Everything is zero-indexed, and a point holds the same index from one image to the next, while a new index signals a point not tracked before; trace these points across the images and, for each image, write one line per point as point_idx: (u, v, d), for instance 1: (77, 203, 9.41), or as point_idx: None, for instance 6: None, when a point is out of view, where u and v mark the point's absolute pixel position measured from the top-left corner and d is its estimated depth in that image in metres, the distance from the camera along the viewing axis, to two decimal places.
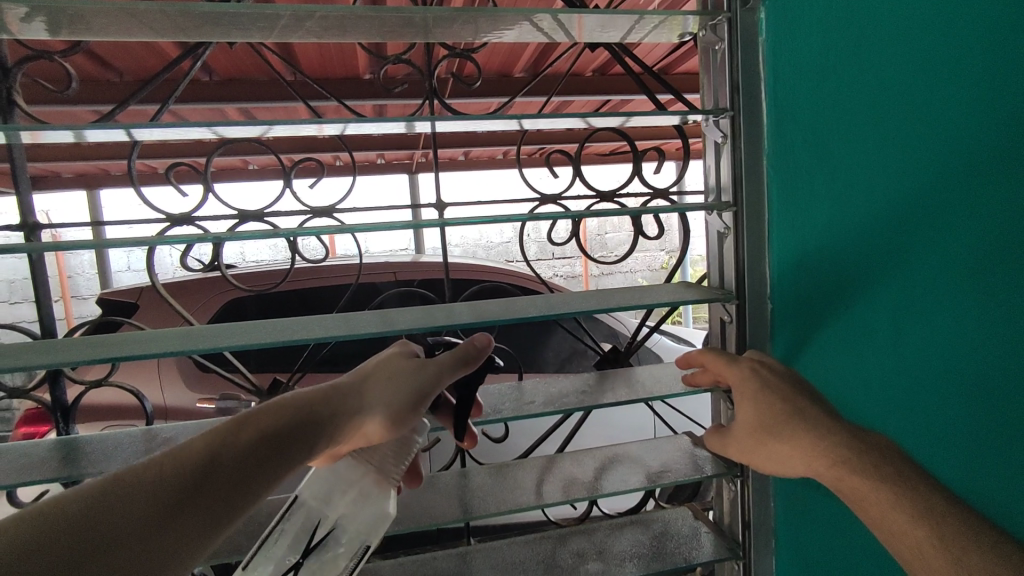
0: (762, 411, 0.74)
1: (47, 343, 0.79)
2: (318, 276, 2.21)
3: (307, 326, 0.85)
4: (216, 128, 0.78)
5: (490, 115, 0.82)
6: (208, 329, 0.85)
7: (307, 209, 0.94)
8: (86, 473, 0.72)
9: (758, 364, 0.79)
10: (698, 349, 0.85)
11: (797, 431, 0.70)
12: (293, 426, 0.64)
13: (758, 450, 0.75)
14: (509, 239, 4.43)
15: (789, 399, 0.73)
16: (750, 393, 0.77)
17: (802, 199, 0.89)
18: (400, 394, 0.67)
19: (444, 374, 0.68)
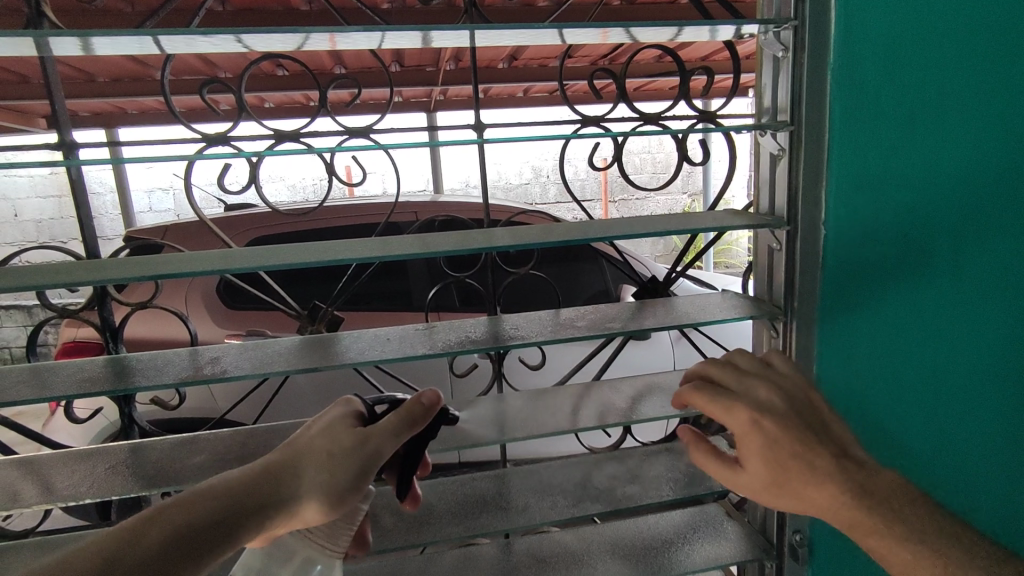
0: (771, 464, 0.70)
1: (93, 263, 0.80)
2: (345, 213, 2.19)
3: (347, 248, 0.84)
4: (244, 36, 0.75)
5: (531, 24, 0.77)
6: (248, 251, 0.85)
7: (343, 128, 0.90)
8: (138, 387, 0.75)
9: (760, 411, 0.73)
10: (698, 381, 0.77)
11: (807, 485, 0.68)
12: (223, 521, 0.59)
13: (768, 498, 0.72)
14: (529, 180, 4.33)
15: (797, 457, 0.69)
16: (755, 447, 0.72)
17: (847, 169, 0.85)
18: (341, 470, 0.67)
19: (388, 444, 0.68)
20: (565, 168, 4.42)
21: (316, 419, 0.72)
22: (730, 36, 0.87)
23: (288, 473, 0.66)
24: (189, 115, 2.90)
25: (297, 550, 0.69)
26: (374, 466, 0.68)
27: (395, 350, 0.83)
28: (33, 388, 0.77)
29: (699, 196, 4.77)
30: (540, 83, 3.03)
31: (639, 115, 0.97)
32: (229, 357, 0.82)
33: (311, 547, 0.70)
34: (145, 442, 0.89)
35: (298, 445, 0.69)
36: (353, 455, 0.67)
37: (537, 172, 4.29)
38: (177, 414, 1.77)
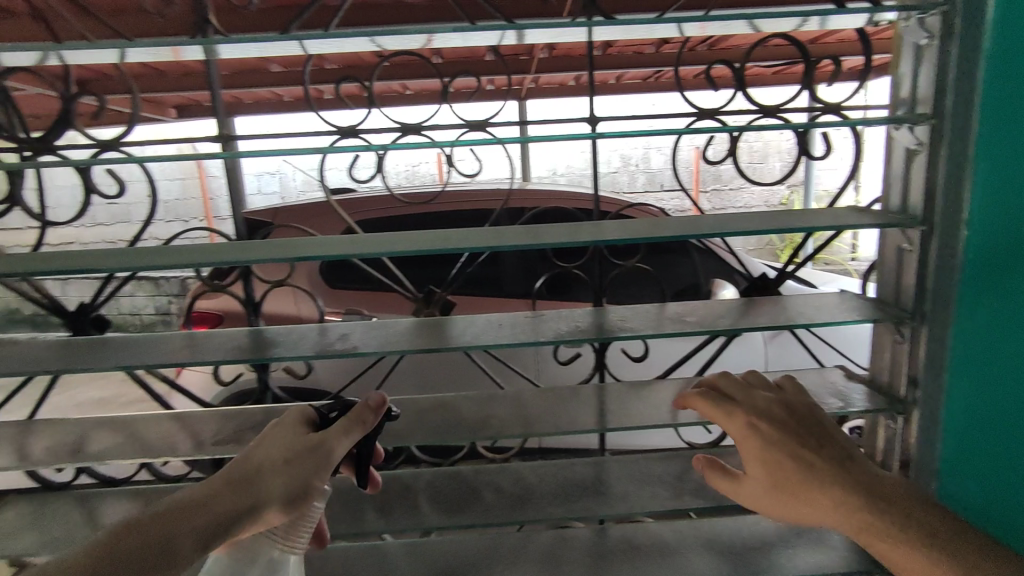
0: (772, 469, 0.74)
1: (241, 245, 0.90)
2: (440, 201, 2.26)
3: (465, 237, 0.90)
4: (379, 39, 0.81)
5: (651, 19, 0.78)
6: (372, 236, 0.91)
7: (463, 122, 0.92)
8: (277, 357, 0.83)
9: (757, 414, 0.77)
10: (693, 392, 0.80)
11: (815, 489, 0.71)
12: (197, 527, 0.65)
13: (771, 505, 0.74)
14: (617, 168, 4.26)
15: (797, 458, 0.73)
16: (754, 451, 0.75)
17: (1000, 172, 0.76)
18: (298, 469, 0.71)
19: (340, 440, 0.73)
20: (655, 157, 4.30)
21: (271, 428, 0.76)
22: (865, 24, 0.84)
23: (250, 480, 0.70)
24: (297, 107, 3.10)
25: (258, 550, 0.70)
26: (328, 462, 0.72)
27: (505, 335, 0.87)
28: (189, 352, 0.88)
29: (798, 188, 4.51)
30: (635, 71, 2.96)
31: (757, 107, 0.94)
32: (356, 334, 0.90)
33: (271, 547, 0.71)
34: (278, 407, 0.99)
35: (257, 452, 0.73)
36: (308, 454, 0.72)
37: (625, 161, 4.20)
38: (303, 382, 1.92)
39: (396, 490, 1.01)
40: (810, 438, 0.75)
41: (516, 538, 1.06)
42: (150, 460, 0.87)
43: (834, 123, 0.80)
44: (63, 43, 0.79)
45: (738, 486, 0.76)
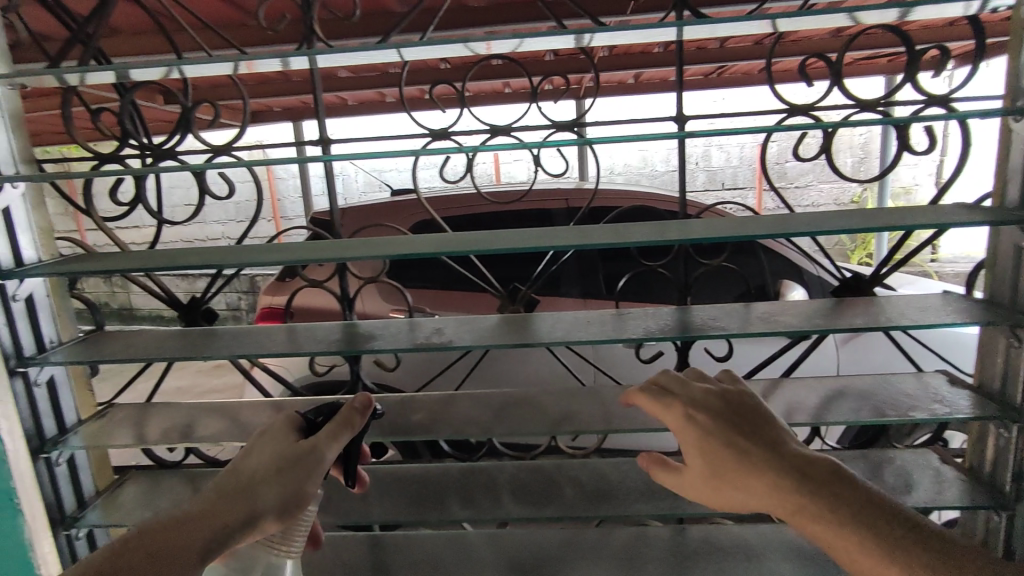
0: (710, 458, 0.74)
1: (338, 243, 0.95)
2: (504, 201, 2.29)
3: (549, 235, 0.92)
4: (472, 44, 0.84)
5: (745, 16, 0.77)
6: (459, 236, 0.95)
7: (551, 122, 0.93)
8: (370, 350, 0.87)
9: (694, 404, 0.77)
10: (635, 389, 0.81)
11: (746, 475, 0.72)
12: (193, 544, 0.67)
13: (708, 495, 0.75)
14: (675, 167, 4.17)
15: (730, 445, 0.74)
16: (690, 440, 0.76)
17: None
18: (289, 476, 0.72)
19: (326, 444, 0.73)
20: (716, 154, 4.19)
21: (258, 438, 0.78)
22: (982, 12, 0.81)
23: (245, 491, 0.71)
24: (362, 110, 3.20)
25: (254, 559, 0.70)
26: (319, 468, 0.73)
27: (588, 331, 0.88)
28: (287, 345, 0.94)
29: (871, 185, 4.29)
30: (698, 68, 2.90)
31: (856, 101, 0.92)
32: (448, 329, 0.93)
33: (269, 556, 0.71)
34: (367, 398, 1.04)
35: (247, 464, 0.74)
36: (297, 462, 0.73)
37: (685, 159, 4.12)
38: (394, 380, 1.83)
39: (479, 483, 1.04)
40: (746, 425, 0.76)
41: (593, 535, 1.07)
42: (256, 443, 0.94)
43: (944, 116, 0.76)
44: (183, 59, 0.87)
45: (677, 478, 0.77)
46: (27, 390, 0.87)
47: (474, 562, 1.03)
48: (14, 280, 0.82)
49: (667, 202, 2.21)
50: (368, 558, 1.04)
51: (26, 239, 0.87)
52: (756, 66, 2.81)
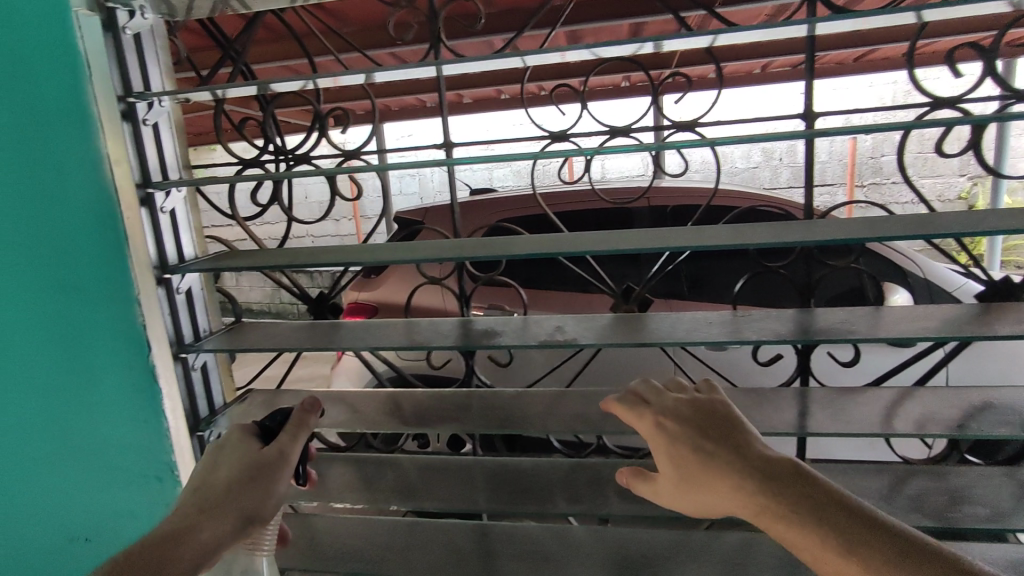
0: (679, 464, 0.79)
1: (455, 243, 0.99)
2: (589, 200, 2.28)
3: (664, 236, 0.92)
4: (593, 48, 0.85)
5: (888, 9, 0.73)
6: (572, 237, 0.97)
7: (671, 122, 0.91)
8: (487, 346, 0.90)
9: (666, 413, 0.83)
10: (613, 399, 0.88)
11: (714, 481, 0.76)
12: (190, 551, 0.69)
13: (684, 500, 0.79)
14: (758, 163, 4.02)
15: (695, 451, 0.78)
16: (663, 447, 0.81)
17: None
18: (262, 481, 0.77)
19: (287, 446, 0.81)
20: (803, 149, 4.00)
21: (216, 450, 0.80)
22: None
23: (229, 496, 0.75)
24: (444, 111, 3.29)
25: (235, 557, 0.85)
26: (287, 469, 0.79)
27: (704, 333, 0.88)
28: (406, 338, 0.99)
29: (981, 178, 3.96)
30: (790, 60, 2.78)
31: (1009, 91, 0.85)
32: (568, 327, 0.93)
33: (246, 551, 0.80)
34: (478, 391, 1.08)
35: (223, 470, 0.77)
36: (265, 466, 0.78)
37: (768, 155, 3.96)
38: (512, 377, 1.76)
39: (588, 479, 1.05)
40: (716, 430, 0.80)
41: (698, 536, 1.07)
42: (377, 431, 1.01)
43: None
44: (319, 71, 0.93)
45: (653, 488, 0.82)
46: (185, 373, 0.96)
47: (581, 557, 1.04)
48: (178, 273, 0.92)
49: (762, 201, 2.13)
50: (477, 545, 1.08)
51: (186, 237, 0.97)
52: (856, 54, 2.66)
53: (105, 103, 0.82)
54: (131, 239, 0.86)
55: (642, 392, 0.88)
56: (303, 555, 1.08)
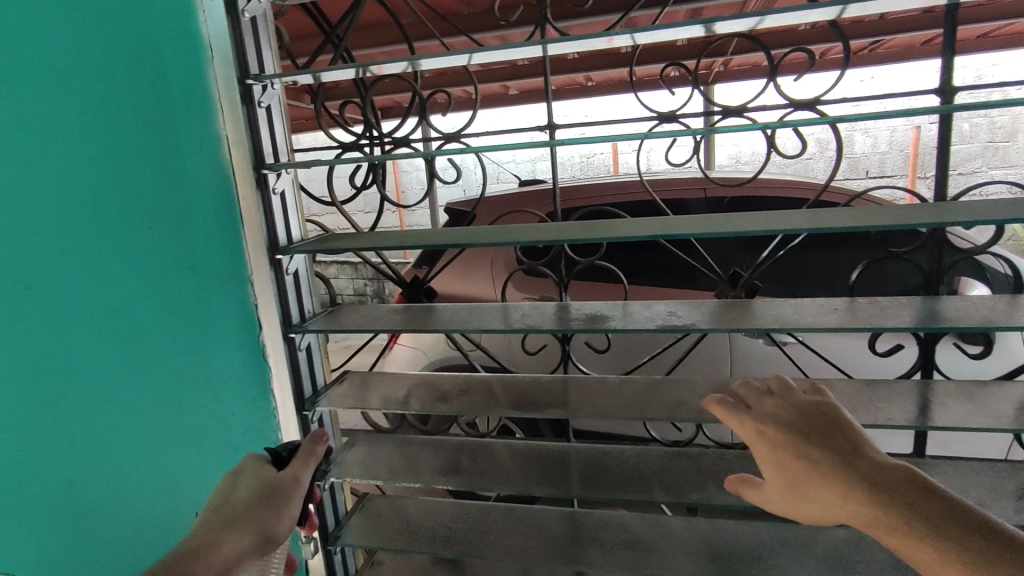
0: (782, 469, 0.77)
1: (553, 227, 0.97)
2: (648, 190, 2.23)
3: (778, 219, 0.90)
4: (708, 25, 0.82)
5: None
6: (677, 220, 0.95)
7: (789, 101, 0.86)
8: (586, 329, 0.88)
9: (766, 419, 0.80)
10: (714, 397, 0.84)
11: (822, 490, 0.73)
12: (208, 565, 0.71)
13: (793, 508, 0.77)
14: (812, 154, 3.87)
15: (802, 460, 0.75)
16: (764, 455, 0.78)
17: None
18: (276, 504, 0.79)
19: (301, 471, 0.82)
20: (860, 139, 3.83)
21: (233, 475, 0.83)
22: None
23: (246, 515, 0.77)
24: (491, 102, 3.27)
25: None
26: (298, 494, 0.81)
27: (820, 318, 0.83)
28: (500, 321, 0.98)
29: None
30: (858, 44, 2.66)
31: None
32: (671, 310, 0.89)
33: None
34: (572, 377, 1.06)
35: (240, 493, 0.80)
36: (278, 490, 0.80)
37: (822, 146, 3.81)
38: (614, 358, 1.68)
39: (688, 470, 1.02)
40: (823, 435, 0.76)
41: (794, 533, 1.03)
42: (461, 412, 0.99)
43: None
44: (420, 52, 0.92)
45: (760, 495, 0.80)
46: (292, 352, 0.93)
47: (670, 550, 1.01)
48: (288, 254, 0.89)
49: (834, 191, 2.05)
50: (573, 532, 1.07)
51: (294, 219, 0.94)
52: (933, 35, 2.52)
53: (226, 91, 0.82)
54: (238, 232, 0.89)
55: (739, 395, 0.85)
56: (394, 535, 1.08)
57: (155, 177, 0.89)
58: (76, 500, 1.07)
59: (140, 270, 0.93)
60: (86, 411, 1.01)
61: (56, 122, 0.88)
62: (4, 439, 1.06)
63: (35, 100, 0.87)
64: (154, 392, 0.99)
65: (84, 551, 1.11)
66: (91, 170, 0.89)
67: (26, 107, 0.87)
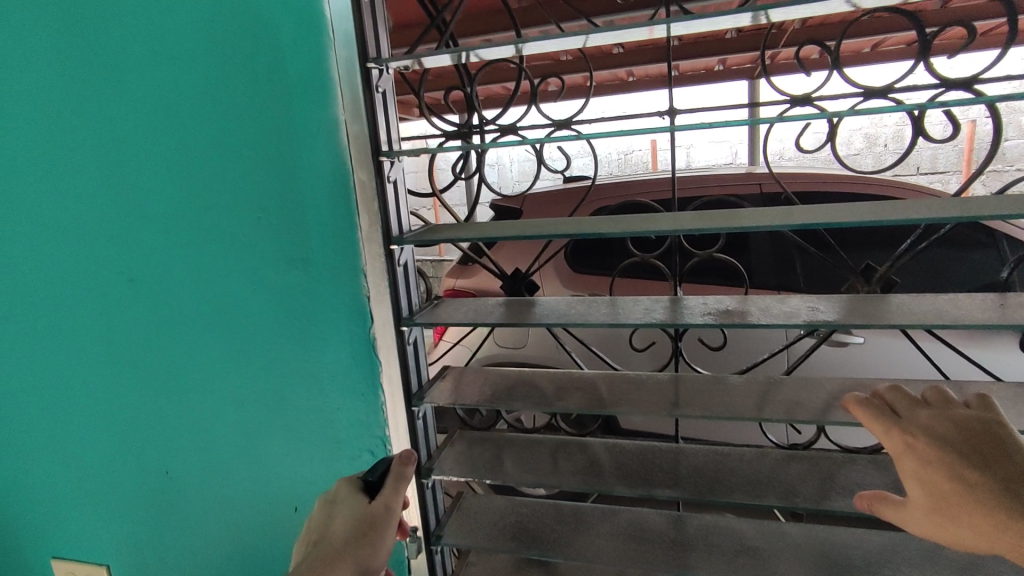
0: (930, 487, 0.69)
1: (672, 217, 0.91)
2: (716, 183, 2.15)
3: (921, 206, 0.79)
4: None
5: None
6: (811, 209, 0.85)
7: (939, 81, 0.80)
8: (707, 323, 0.82)
9: (917, 431, 0.72)
10: (853, 399, 0.78)
11: (975, 515, 0.66)
12: None
13: (937, 532, 0.69)
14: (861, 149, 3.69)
15: (955, 480, 0.67)
16: (909, 469, 0.71)
17: None
18: (371, 540, 0.75)
19: (391, 498, 0.77)
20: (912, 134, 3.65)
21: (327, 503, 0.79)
22: None
23: (344, 551, 0.74)
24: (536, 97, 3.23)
25: None
26: (391, 526, 0.77)
27: (975, 314, 0.76)
28: (607, 315, 0.93)
29: None
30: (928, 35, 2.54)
31: None
32: (803, 307, 0.84)
33: None
34: (684, 374, 1.02)
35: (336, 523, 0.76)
36: (372, 523, 0.76)
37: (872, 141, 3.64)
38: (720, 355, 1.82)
39: (807, 473, 0.96)
40: (982, 455, 0.68)
41: (913, 546, 0.96)
42: (571, 409, 0.95)
43: None
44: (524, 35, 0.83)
45: (897, 513, 0.72)
46: (401, 346, 0.90)
47: (782, 559, 0.96)
48: (401, 245, 0.85)
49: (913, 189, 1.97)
50: (679, 536, 1.02)
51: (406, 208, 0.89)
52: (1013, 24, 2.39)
53: (348, 78, 0.82)
54: (346, 225, 0.88)
55: (883, 399, 0.78)
56: (494, 535, 1.06)
57: (265, 166, 0.87)
58: (174, 493, 1.08)
59: (247, 259, 0.92)
60: (184, 400, 1.01)
61: (173, 110, 0.87)
62: (108, 426, 1.07)
63: (151, 89, 0.87)
64: (259, 386, 0.98)
65: (175, 538, 1.11)
66: (200, 158, 0.89)
67: (141, 95, 0.87)
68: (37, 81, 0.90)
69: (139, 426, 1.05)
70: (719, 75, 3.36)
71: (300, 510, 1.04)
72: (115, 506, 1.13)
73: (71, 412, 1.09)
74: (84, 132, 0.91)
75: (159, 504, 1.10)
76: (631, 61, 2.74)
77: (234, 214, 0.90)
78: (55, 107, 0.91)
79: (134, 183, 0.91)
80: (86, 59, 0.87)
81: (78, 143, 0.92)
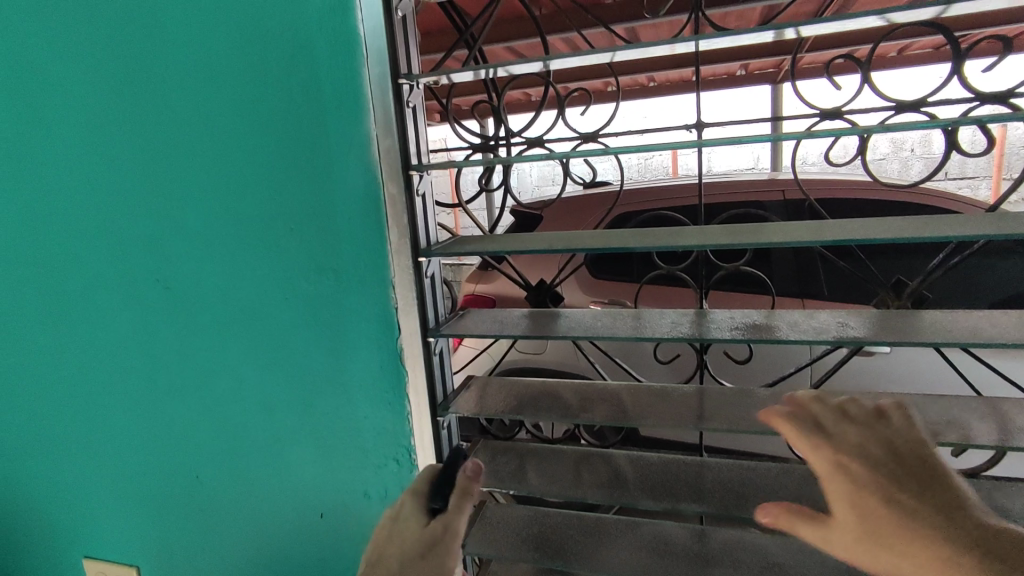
0: (862, 512, 0.64)
1: (698, 231, 0.91)
2: (738, 190, 2.13)
3: (956, 221, 0.79)
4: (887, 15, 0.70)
5: None
6: (841, 223, 0.85)
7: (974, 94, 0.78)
8: (733, 338, 0.82)
9: (846, 450, 0.68)
10: (776, 414, 0.73)
11: (913, 543, 0.60)
12: None
13: (867, 560, 0.63)
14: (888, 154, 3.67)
15: (892, 504, 0.63)
16: (839, 490, 0.66)
17: None
18: (435, 558, 0.73)
19: (456, 517, 0.75)
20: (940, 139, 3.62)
21: (390, 523, 0.78)
22: None
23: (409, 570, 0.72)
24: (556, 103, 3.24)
25: None
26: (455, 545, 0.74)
27: (1011, 333, 0.74)
28: (631, 328, 0.93)
29: None
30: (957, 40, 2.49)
31: None
32: (829, 322, 0.83)
33: None
34: (708, 387, 1.02)
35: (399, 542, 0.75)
36: (436, 541, 0.74)
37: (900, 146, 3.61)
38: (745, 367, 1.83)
39: None
40: (915, 480, 0.64)
41: None
42: (595, 421, 0.95)
43: None
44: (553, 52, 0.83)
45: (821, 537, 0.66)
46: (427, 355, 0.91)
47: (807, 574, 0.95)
48: (428, 257, 0.89)
49: (942, 197, 1.94)
50: (703, 551, 1.01)
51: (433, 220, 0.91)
52: None
53: (380, 92, 0.83)
54: (370, 237, 0.90)
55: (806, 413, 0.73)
56: (517, 545, 1.06)
57: (293, 177, 0.89)
58: (202, 496, 1.10)
59: (274, 269, 0.94)
60: (212, 406, 1.04)
61: (205, 124, 0.90)
62: (138, 430, 1.10)
63: (184, 103, 0.90)
64: (285, 392, 1.00)
65: (202, 541, 1.13)
66: (230, 170, 0.91)
67: (175, 109, 0.90)
68: (77, 97, 0.93)
69: (169, 431, 1.08)
70: (741, 80, 3.33)
71: (324, 515, 1.05)
72: (145, 507, 1.16)
73: (103, 416, 1.12)
74: (120, 145, 0.94)
75: (186, 507, 1.12)
76: (651, 68, 2.73)
77: (262, 225, 0.92)
78: (93, 121, 0.94)
79: (170, 194, 0.94)
80: (123, 75, 0.90)
81: (114, 155, 0.95)
